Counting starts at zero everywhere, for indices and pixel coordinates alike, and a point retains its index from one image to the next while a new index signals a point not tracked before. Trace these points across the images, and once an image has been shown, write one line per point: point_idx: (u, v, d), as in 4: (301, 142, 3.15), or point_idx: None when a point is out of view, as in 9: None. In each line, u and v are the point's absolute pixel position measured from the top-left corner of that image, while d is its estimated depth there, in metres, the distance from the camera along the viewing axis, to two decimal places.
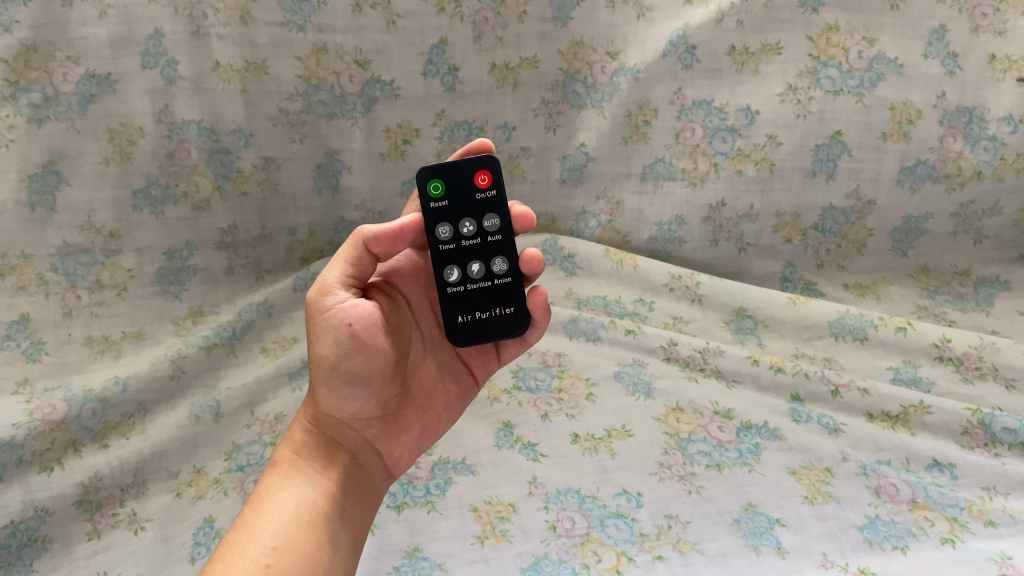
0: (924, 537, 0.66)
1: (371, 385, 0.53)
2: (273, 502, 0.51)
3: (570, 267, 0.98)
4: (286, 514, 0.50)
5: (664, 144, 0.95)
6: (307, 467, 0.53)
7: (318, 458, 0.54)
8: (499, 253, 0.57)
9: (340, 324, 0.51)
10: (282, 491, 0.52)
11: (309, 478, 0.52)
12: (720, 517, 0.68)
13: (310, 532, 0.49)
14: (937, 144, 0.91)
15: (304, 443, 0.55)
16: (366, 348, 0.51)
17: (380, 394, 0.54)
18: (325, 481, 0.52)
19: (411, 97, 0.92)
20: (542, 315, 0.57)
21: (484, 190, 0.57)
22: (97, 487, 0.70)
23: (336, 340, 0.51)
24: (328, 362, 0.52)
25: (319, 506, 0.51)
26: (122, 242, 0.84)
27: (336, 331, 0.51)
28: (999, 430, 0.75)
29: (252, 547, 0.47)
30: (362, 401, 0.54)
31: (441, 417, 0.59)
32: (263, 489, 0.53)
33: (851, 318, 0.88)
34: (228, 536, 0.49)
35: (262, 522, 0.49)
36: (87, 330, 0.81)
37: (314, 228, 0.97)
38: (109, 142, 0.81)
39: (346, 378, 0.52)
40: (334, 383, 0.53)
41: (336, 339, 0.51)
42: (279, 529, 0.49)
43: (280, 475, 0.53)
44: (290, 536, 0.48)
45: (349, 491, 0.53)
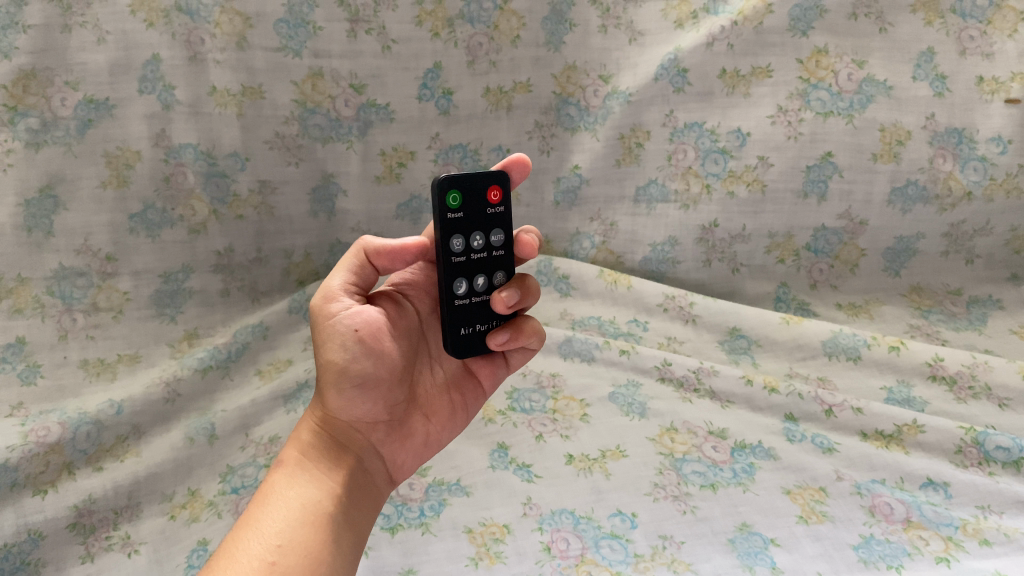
0: (919, 555, 0.66)
1: (377, 389, 0.54)
2: (277, 501, 0.51)
3: (565, 288, 0.98)
4: (292, 512, 0.50)
5: (656, 166, 0.95)
6: (313, 467, 0.53)
7: (324, 460, 0.54)
8: (500, 268, 0.57)
9: (346, 330, 0.53)
10: (288, 489, 0.52)
11: (315, 479, 0.53)
12: (715, 537, 0.68)
13: (315, 531, 0.49)
14: (927, 164, 0.92)
15: (311, 444, 0.55)
16: (373, 351, 0.54)
17: (387, 399, 0.55)
18: (330, 482, 0.53)
19: (406, 121, 0.93)
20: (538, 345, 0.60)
21: (494, 205, 0.57)
22: (91, 510, 0.70)
23: (342, 344, 0.53)
24: (336, 367, 0.53)
25: (324, 506, 0.51)
26: (119, 265, 0.85)
27: (343, 337, 0.53)
28: (993, 448, 0.75)
29: (257, 544, 0.47)
30: (368, 405, 0.55)
31: (446, 427, 0.60)
32: (269, 488, 0.53)
33: (844, 337, 0.89)
34: (233, 533, 0.49)
35: (267, 521, 0.49)
36: (82, 353, 0.81)
37: (310, 251, 0.97)
38: (107, 167, 0.82)
39: (354, 381, 0.53)
40: (343, 387, 0.54)
41: (342, 344, 0.53)
42: (284, 528, 0.49)
43: (286, 474, 0.53)
44: (294, 535, 0.48)
45: (353, 494, 0.53)
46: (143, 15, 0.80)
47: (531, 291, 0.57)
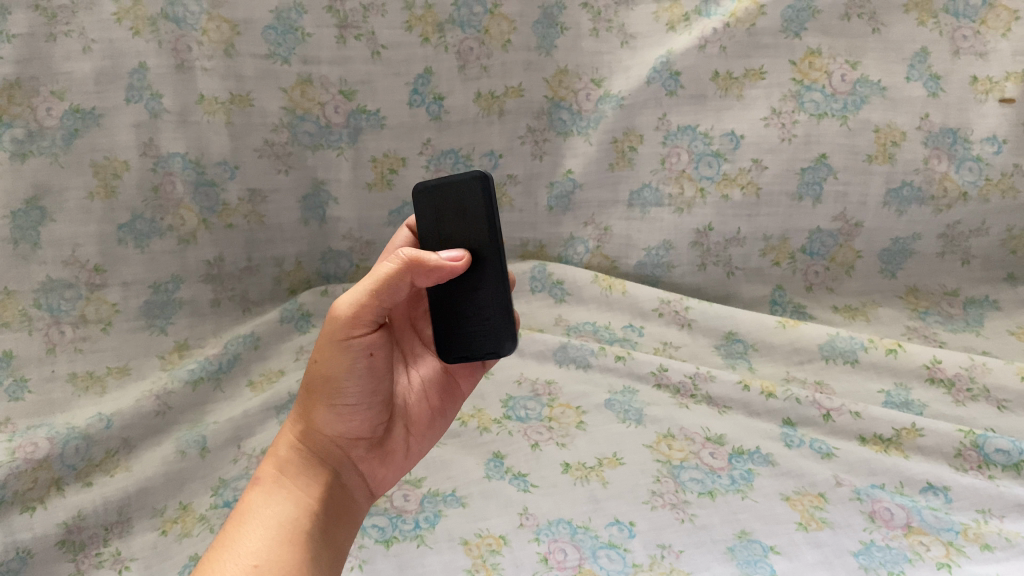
0: (920, 562, 0.65)
1: (368, 404, 0.56)
2: (255, 518, 0.50)
3: (559, 294, 0.98)
4: (269, 531, 0.49)
5: (650, 169, 0.95)
6: (292, 485, 0.53)
7: (301, 476, 0.54)
8: None
9: (360, 351, 0.53)
10: (264, 508, 0.51)
11: (292, 497, 0.52)
12: (714, 545, 0.67)
13: (293, 547, 0.48)
14: (922, 165, 0.91)
15: (288, 461, 0.55)
16: (374, 369, 0.55)
17: (374, 415, 0.56)
18: (308, 499, 0.52)
19: (398, 127, 0.92)
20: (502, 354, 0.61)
21: None
22: (81, 526, 0.69)
23: (350, 362, 0.53)
24: (332, 382, 0.54)
25: (303, 523, 0.50)
26: (107, 276, 0.83)
27: (355, 354, 0.53)
28: (993, 451, 0.75)
29: (232, 565, 0.46)
30: (356, 420, 0.56)
31: (424, 439, 0.61)
32: (245, 506, 0.52)
33: (841, 340, 0.88)
34: (209, 551, 0.48)
35: (245, 539, 0.48)
36: (71, 366, 0.80)
37: (301, 259, 0.96)
38: (94, 177, 0.81)
39: (347, 397, 0.54)
40: (334, 401, 0.55)
41: (351, 361, 0.53)
42: (263, 545, 0.48)
43: (264, 491, 0.52)
44: (274, 553, 0.47)
45: (330, 509, 0.53)
46: (129, 23, 0.79)
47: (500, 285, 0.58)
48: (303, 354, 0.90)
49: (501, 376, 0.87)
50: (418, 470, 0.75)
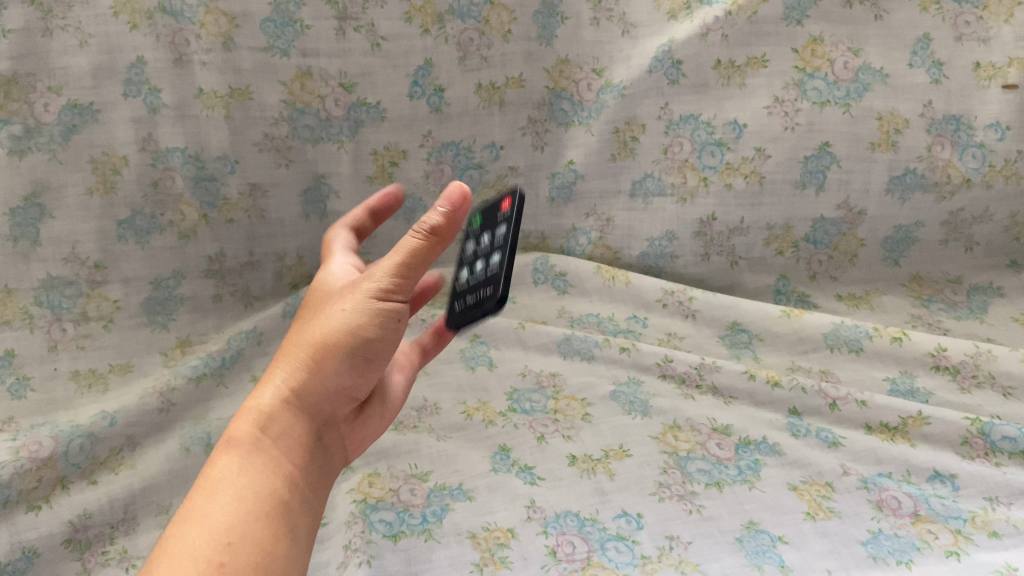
0: (928, 550, 0.65)
1: (367, 373, 0.55)
2: (229, 480, 0.48)
3: (562, 285, 0.97)
4: (249, 497, 0.47)
5: (652, 159, 0.94)
6: (272, 450, 0.51)
7: (285, 439, 0.52)
8: (493, 257, 0.59)
9: (389, 316, 0.53)
10: (239, 477, 0.48)
11: (275, 461, 0.50)
12: (722, 536, 0.67)
13: (273, 519, 0.47)
14: (925, 152, 0.91)
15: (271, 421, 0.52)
16: (393, 336, 0.55)
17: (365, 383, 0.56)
18: (290, 466, 0.51)
19: (398, 120, 0.91)
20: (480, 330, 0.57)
21: (504, 211, 0.61)
22: (86, 525, 0.69)
23: (377, 324, 0.53)
24: (354, 345, 0.53)
25: (283, 493, 0.49)
26: (108, 273, 0.83)
27: (382, 316, 0.53)
28: (999, 439, 0.75)
29: (207, 537, 0.44)
30: (354, 386, 0.55)
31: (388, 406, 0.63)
32: (216, 464, 0.49)
33: (846, 329, 0.88)
34: (177, 520, 0.45)
35: (213, 513, 0.45)
36: (73, 364, 0.80)
37: (303, 254, 0.94)
38: (93, 173, 0.81)
39: (359, 360, 0.54)
40: (345, 365, 0.54)
41: (378, 323, 0.53)
42: (239, 518, 0.46)
43: (240, 455, 0.50)
44: (253, 524, 0.46)
45: (310, 475, 0.52)
46: (126, 17, 0.78)
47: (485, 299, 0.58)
48: None
49: (505, 369, 0.87)
50: (424, 465, 0.75)
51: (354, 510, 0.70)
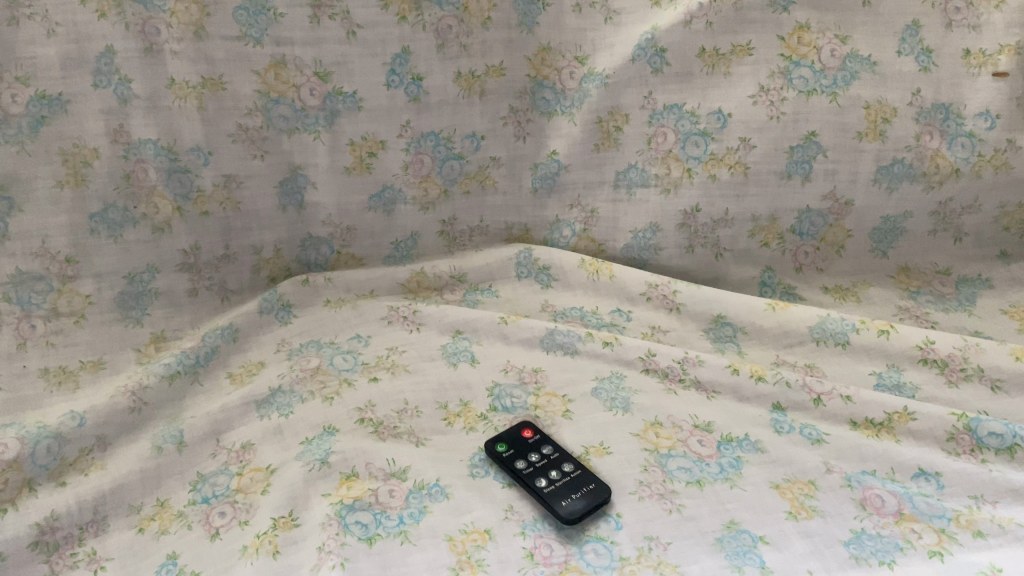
0: (912, 550, 0.65)
1: None
2: None
3: (545, 279, 0.96)
4: None
5: (635, 150, 0.92)
6: None
7: None
8: (564, 462, 0.73)
9: None
10: None
11: None
12: (703, 537, 0.66)
13: None
14: (913, 142, 0.89)
15: None
16: None
17: None
18: None
19: (375, 109, 0.88)
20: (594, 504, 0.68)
21: (529, 434, 0.76)
22: (54, 527, 0.68)
23: None
24: None
25: None
26: (79, 267, 0.81)
27: None
28: (986, 435, 0.74)
29: None
30: None
31: None
32: None
33: (833, 322, 0.86)
34: None
35: None
36: (43, 361, 0.79)
37: (280, 247, 0.92)
38: (62, 165, 0.79)
39: None
40: None
41: None
42: None
43: None
44: None
45: None
46: (94, 5, 0.76)
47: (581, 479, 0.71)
48: (285, 346, 0.88)
49: (487, 365, 0.86)
50: (401, 461, 0.73)
51: (330, 511, 0.68)
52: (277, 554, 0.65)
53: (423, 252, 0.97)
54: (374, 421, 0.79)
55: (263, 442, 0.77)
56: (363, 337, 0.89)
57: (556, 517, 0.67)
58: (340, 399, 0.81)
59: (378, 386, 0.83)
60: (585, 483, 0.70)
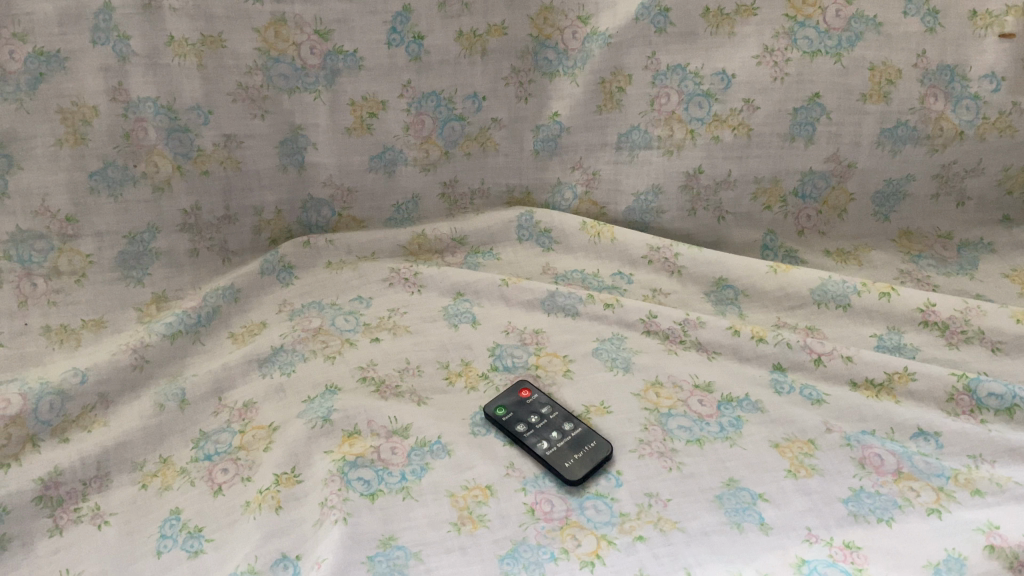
0: (910, 508, 0.65)
1: None
2: None
3: (546, 242, 0.97)
4: None
5: (638, 111, 0.91)
6: None
7: None
8: (563, 421, 0.73)
9: None
10: None
11: None
12: (702, 494, 0.67)
13: None
14: (918, 104, 0.89)
15: None
16: None
17: None
18: None
19: (376, 69, 0.88)
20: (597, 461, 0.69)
21: (527, 395, 0.76)
22: (57, 482, 0.68)
23: None
24: None
25: None
26: (80, 226, 0.81)
27: None
28: (986, 395, 0.74)
29: None
30: None
31: None
32: None
33: (834, 285, 0.86)
34: None
35: None
36: (44, 319, 0.79)
37: (281, 207, 0.92)
38: (61, 123, 0.78)
39: None
40: None
41: None
42: None
43: None
44: None
45: None
46: None
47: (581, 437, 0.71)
48: (286, 306, 0.88)
49: (488, 326, 0.86)
50: (403, 419, 0.74)
51: (332, 467, 0.69)
52: (279, 510, 0.66)
53: (424, 214, 0.97)
54: (376, 380, 0.79)
55: (265, 400, 0.77)
56: (364, 299, 0.89)
57: (561, 480, 0.68)
58: (342, 358, 0.81)
59: (379, 347, 0.83)
60: (586, 441, 0.71)
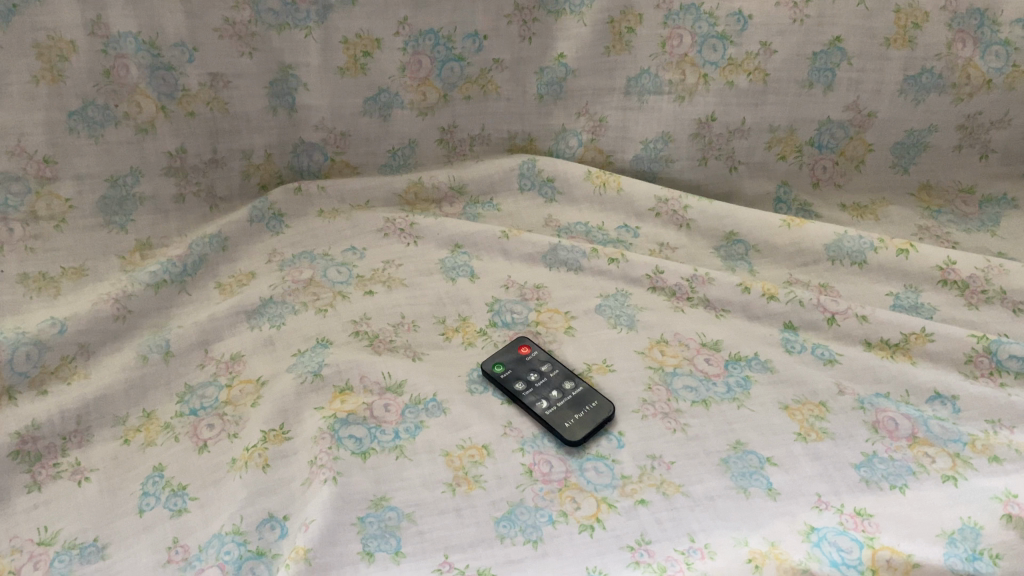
0: (924, 475, 0.63)
1: None
2: None
3: (549, 192, 0.93)
4: None
5: (649, 54, 0.86)
6: None
7: None
8: (564, 379, 0.70)
9: None
10: None
11: None
12: (707, 457, 0.64)
13: None
14: (944, 50, 0.84)
15: None
16: None
17: None
18: None
19: (370, 4, 0.82)
20: (598, 419, 0.66)
21: (528, 351, 0.73)
22: (35, 436, 0.66)
23: None
24: None
25: None
26: (59, 168, 0.76)
27: None
28: (1006, 358, 0.71)
29: None
30: None
31: None
32: None
33: (849, 240, 0.82)
34: None
35: None
36: (22, 266, 0.75)
37: (271, 151, 0.88)
38: (37, 59, 0.73)
39: None
40: None
41: None
42: None
43: None
44: None
45: None
46: None
47: (582, 396, 0.68)
48: (277, 256, 0.84)
49: (487, 281, 0.82)
50: (397, 375, 0.71)
51: (323, 425, 0.66)
52: (267, 468, 0.63)
53: (422, 161, 0.93)
54: (369, 334, 0.76)
55: (254, 353, 0.74)
56: (358, 250, 0.86)
57: (561, 441, 0.66)
58: (334, 311, 0.78)
59: (373, 300, 0.79)
60: (588, 399, 0.68)
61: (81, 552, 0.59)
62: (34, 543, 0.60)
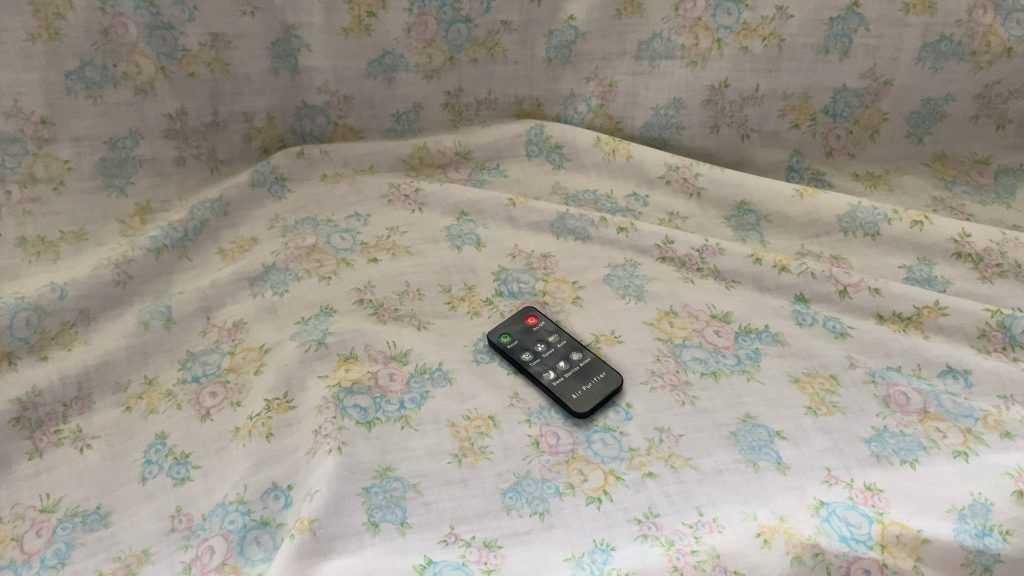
0: (935, 450, 0.62)
1: None
2: None
3: (557, 159, 0.91)
4: None
5: (661, 17, 0.84)
6: None
7: None
8: (571, 350, 0.69)
9: None
10: None
11: None
12: (716, 430, 0.64)
13: None
14: (965, 16, 0.81)
15: None
16: None
17: None
18: None
19: None
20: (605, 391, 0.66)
21: (535, 321, 0.72)
22: (37, 403, 0.65)
23: None
24: None
25: None
26: (56, 129, 0.75)
27: None
28: (1020, 333, 0.70)
29: None
30: None
31: None
32: None
33: (862, 211, 0.81)
34: None
35: None
36: (20, 230, 0.74)
37: (273, 114, 0.86)
38: (33, 16, 0.71)
39: None
40: None
41: None
42: None
43: None
44: None
45: None
46: None
47: (589, 367, 0.67)
48: (279, 221, 0.83)
49: (494, 249, 0.81)
50: (403, 344, 0.70)
51: (327, 394, 0.65)
52: (271, 437, 0.62)
53: (427, 125, 0.91)
54: (374, 302, 0.75)
55: (257, 321, 0.73)
56: (362, 216, 0.84)
57: (568, 412, 0.65)
58: (338, 279, 0.77)
59: (378, 267, 0.78)
60: (595, 371, 0.67)
61: (83, 520, 0.59)
62: (36, 510, 0.59)
